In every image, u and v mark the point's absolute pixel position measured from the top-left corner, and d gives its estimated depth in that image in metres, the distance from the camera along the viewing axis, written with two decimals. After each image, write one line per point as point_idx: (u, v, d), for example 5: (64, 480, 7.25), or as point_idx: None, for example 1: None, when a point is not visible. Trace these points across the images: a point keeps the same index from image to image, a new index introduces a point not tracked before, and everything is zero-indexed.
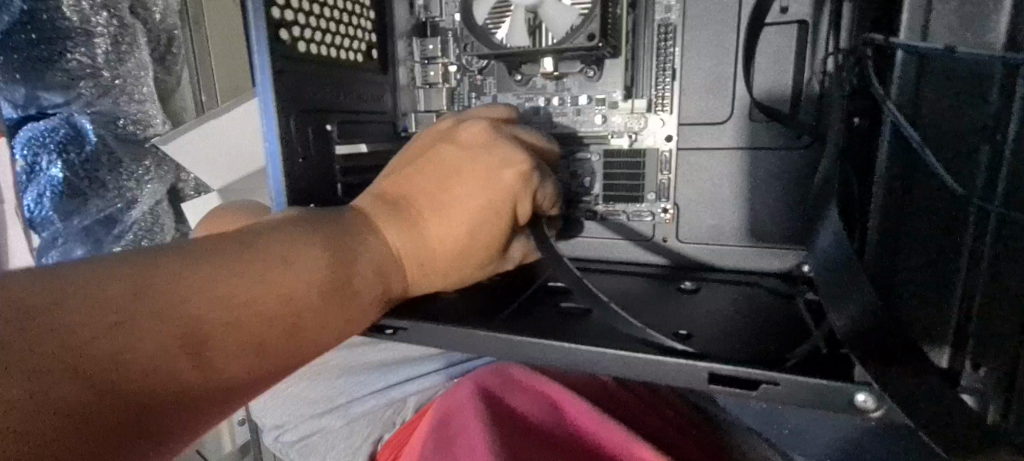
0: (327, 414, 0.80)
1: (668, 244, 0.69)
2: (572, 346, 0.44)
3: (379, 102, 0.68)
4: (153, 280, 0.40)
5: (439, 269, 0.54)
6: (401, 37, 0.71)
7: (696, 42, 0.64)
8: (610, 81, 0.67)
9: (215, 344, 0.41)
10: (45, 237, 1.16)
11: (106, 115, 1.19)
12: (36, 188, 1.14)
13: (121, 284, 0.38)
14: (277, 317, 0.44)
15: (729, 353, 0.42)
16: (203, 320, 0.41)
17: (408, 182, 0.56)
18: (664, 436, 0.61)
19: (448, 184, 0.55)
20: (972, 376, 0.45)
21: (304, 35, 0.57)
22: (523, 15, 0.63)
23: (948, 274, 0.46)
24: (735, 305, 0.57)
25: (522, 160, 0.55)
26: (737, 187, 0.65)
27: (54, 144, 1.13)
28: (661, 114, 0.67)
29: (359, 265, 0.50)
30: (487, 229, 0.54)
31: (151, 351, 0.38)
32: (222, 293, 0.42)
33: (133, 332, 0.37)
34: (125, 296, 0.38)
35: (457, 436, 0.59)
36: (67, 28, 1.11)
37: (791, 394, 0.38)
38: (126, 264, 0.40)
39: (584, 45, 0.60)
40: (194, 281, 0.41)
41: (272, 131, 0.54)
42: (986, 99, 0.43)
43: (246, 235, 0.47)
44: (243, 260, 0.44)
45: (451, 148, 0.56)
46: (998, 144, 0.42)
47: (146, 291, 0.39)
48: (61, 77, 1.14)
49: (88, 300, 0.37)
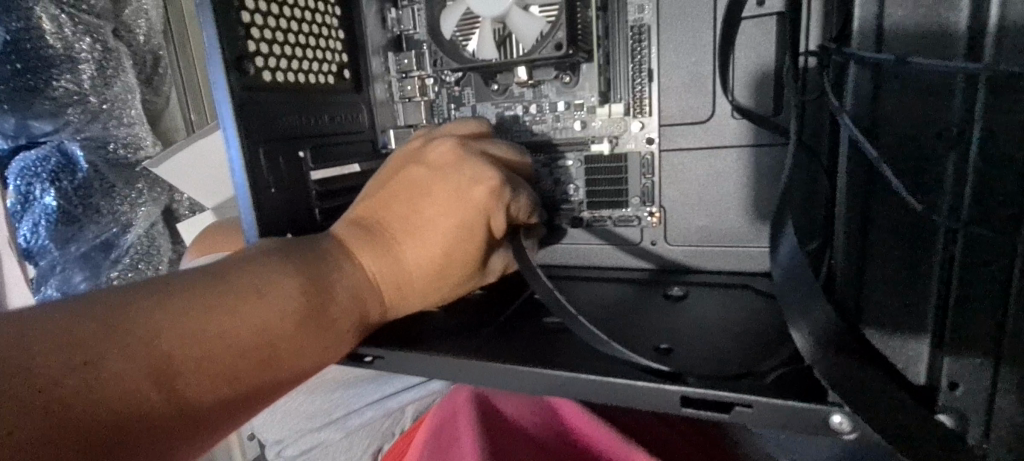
0: (324, 428, 0.77)
1: (656, 248, 0.68)
2: (547, 373, 0.45)
3: (356, 121, 0.68)
4: (120, 318, 0.39)
5: (417, 290, 0.54)
6: (376, 53, 0.70)
7: (671, 41, 0.62)
8: (585, 86, 0.66)
9: (190, 379, 0.40)
10: (44, 266, 1.18)
11: (95, 140, 1.20)
12: (31, 217, 1.16)
13: (92, 323, 0.38)
14: (251, 349, 0.43)
15: (705, 373, 0.43)
16: (172, 357, 0.40)
17: (382, 204, 0.55)
18: (656, 440, 0.60)
19: (422, 203, 0.54)
20: (948, 396, 0.39)
21: (269, 64, 0.57)
22: (490, 27, 0.63)
23: (920, 292, 0.40)
24: (723, 311, 0.56)
25: (493, 176, 0.54)
26: (722, 188, 0.64)
27: (46, 173, 1.16)
28: (640, 117, 0.66)
29: (336, 291, 0.49)
30: (463, 247, 0.54)
31: (123, 390, 0.37)
32: (195, 327, 0.41)
33: (104, 371, 0.37)
34: (97, 335, 0.38)
35: (453, 444, 0.59)
36: (52, 56, 1.13)
37: (763, 417, 0.39)
38: (100, 301, 0.40)
39: (554, 54, 0.60)
40: (166, 317, 0.41)
41: (238, 165, 0.53)
42: (951, 107, 0.36)
43: (222, 266, 0.46)
44: (214, 291, 0.43)
45: (423, 168, 0.56)
46: (964, 149, 0.36)
47: (117, 330, 0.39)
48: (48, 106, 1.15)
49: (59, 341, 0.37)
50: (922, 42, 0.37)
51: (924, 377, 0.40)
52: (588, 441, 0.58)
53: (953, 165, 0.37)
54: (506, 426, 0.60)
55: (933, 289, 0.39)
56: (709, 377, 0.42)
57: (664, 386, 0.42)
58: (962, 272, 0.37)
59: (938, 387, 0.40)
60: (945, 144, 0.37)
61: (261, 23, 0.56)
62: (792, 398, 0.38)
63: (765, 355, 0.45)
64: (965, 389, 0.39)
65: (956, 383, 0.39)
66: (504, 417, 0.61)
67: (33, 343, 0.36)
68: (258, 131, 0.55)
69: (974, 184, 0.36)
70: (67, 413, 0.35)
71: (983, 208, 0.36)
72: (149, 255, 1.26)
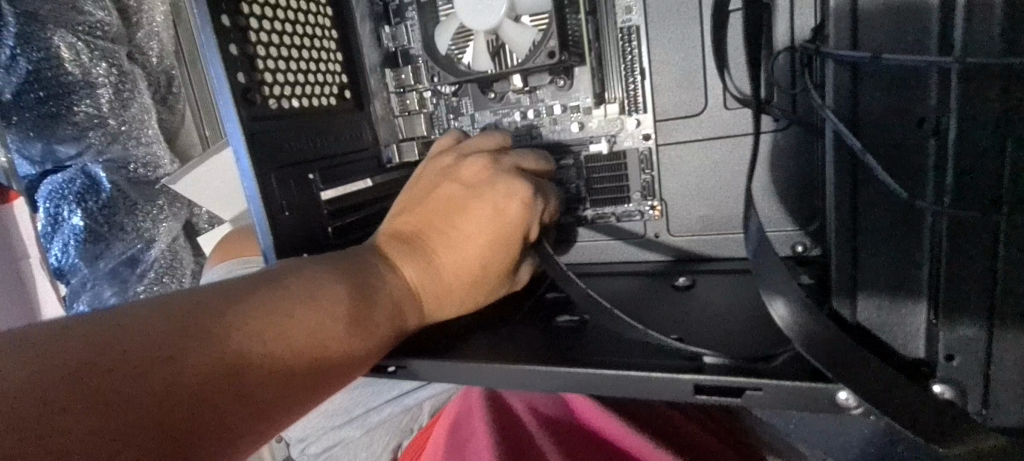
0: (346, 425, 0.81)
1: (661, 240, 0.69)
2: (569, 370, 0.47)
3: (359, 138, 0.70)
4: (169, 329, 0.40)
5: (455, 298, 0.56)
6: (373, 71, 0.73)
7: (661, 39, 0.64)
8: (580, 89, 0.68)
9: (252, 374, 0.42)
10: (75, 284, 1.25)
11: (118, 161, 1.26)
12: (61, 237, 1.22)
13: (165, 323, 0.40)
14: (304, 351, 0.45)
15: (728, 356, 0.45)
16: (236, 358, 0.41)
17: (419, 219, 0.58)
18: (671, 429, 0.62)
19: (458, 217, 0.57)
20: (946, 367, 0.41)
21: (274, 91, 0.59)
22: (484, 39, 0.65)
23: (911, 276, 0.42)
24: (727, 299, 0.57)
25: (525, 189, 0.57)
26: (723, 177, 0.65)
27: (73, 194, 1.22)
28: (636, 114, 0.67)
29: (380, 300, 0.51)
30: (501, 255, 0.57)
31: (196, 382, 0.39)
32: (256, 328, 0.43)
33: (180, 364, 0.38)
34: (172, 333, 0.39)
35: (468, 441, 0.60)
36: (71, 82, 1.20)
37: (774, 398, 0.42)
38: (167, 306, 0.41)
39: (546, 62, 0.62)
40: (231, 320, 0.42)
41: (254, 193, 0.56)
42: (928, 96, 0.39)
43: (272, 274, 0.48)
44: (267, 299, 0.45)
45: (454, 184, 0.59)
46: (945, 138, 0.38)
47: (189, 329, 0.40)
48: (71, 130, 1.22)
49: (139, 337, 0.38)
50: (899, 38, 0.39)
51: (923, 352, 0.43)
52: (599, 429, 0.61)
53: (934, 153, 0.39)
54: (519, 419, 0.63)
55: (924, 273, 0.41)
56: (725, 363, 0.44)
57: (679, 376, 0.44)
58: (952, 251, 0.39)
59: (935, 366, 0.42)
60: (924, 133, 0.39)
61: (265, 54, 0.59)
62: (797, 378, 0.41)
63: (764, 341, 0.47)
64: (961, 360, 0.41)
65: (954, 354, 0.41)
66: (519, 414, 0.64)
67: (85, 363, 0.36)
68: (268, 156, 0.57)
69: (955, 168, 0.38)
70: (136, 427, 0.35)
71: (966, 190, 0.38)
72: (173, 268, 1.31)
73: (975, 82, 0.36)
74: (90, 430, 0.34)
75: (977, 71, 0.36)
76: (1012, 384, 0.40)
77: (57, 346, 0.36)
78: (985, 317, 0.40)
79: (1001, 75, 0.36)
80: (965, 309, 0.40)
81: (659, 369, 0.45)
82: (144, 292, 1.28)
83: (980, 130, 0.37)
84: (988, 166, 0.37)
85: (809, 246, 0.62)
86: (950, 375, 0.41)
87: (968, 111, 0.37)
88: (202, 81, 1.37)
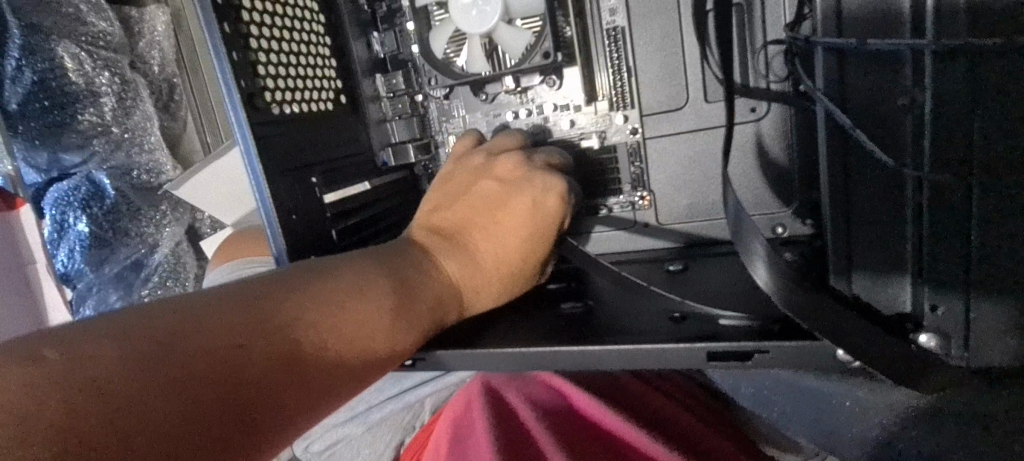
0: (348, 422, 0.82)
1: (649, 229, 0.71)
2: (587, 349, 0.48)
3: (355, 142, 0.71)
4: (224, 320, 0.40)
5: (492, 292, 0.57)
6: (365, 76, 0.74)
7: (643, 37, 0.66)
8: (571, 89, 0.69)
9: (304, 364, 0.42)
10: (81, 288, 1.28)
11: (121, 168, 1.29)
12: (66, 243, 1.26)
13: (222, 313, 0.41)
14: (352, 342, 0.45)
15: (739, 326, 0.48)
16: (289, 348, 0.42)
17: (456, 216, 0.59)
18: (663, 420, 0.63)
19: (494, 216, 0.59)
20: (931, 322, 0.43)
21: (276, 94, 0.61)
22: (479, 42, 0.67)
23: (897, 250, 0.44)
24: (715, 279, 0.59)
25: (558, 185, 0.59)
26: (712, 165, 0.67)
27: (78, 201, 1.25)
28: (624, 110, 0.68)
29: (423, 292, 0.51)
30: (538, 252, 0.59)
31: (252, 370, 0.39)
32: (308, 320, 0.44)
33: (238, 352, 0.39)
34: (229, 323, 0.40)
35: (468, 441, 0.61)
36: (75, 91, 1.23)
37: (780, 359, 0.44)
38: (221, 297, 0.42)
39: (541, 63, 0.65)
40: (284, 313, 0.43)
41: (262, 192, 0.58)
42: (904, 80, 0.41)
43: (320, 267, 0.49)
44: (317, 291, 0.46)
45: (491, 181, 0.60)
46: (920, 116, 0.41)
47: (245, 320, 0.41)
48: (76, 138, 1.25)
49: (199, 326, 0.39)
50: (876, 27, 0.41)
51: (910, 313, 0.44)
52: (596, 420, 0.62)
53: (911, 131, 0.41)
54: (518, 415, 0.64)
55: (908, 247, 0.43)
56: (746, 324, 0.48)
57: (693, 344, 0.46)
58: (934, 221, 0.42)
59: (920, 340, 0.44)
60: (903, 113, 0.41)
61: (266, 59, 0.61)
62: (803, 340, 0.43)
63: (751, 318, 0.48)
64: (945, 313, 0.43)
65: (937, 309, 0.43)
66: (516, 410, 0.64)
67: (139, 359, 0.35)
68: (270, 157, 0.59)
69: (932, 146, 0.40)
70: (191, 425, 0.35)
71: (943, 168, 0.40)
72: (177, 272, 1.33)
73: (946, 64, 0.39)
74: (157, 414, 0.34)
75: (942, 52, 0.39)
76: (991, 349, 0.42)
77: (120, 333, 0.36)
78: (961, 285, 0.42)
79: (970, 55, 0.38)
80: (947, 276, 0.42)
81: (672, 341, 0.47)
82: (150, 295, 1.31)
83: (952, 108, 0.39)
84: (957, 140, 0.40)
85: (788, 227, 0.64)
86: (936, 331, 0.43)
87: (942, 94, 0.39)
88: (200, 80, 1.35)
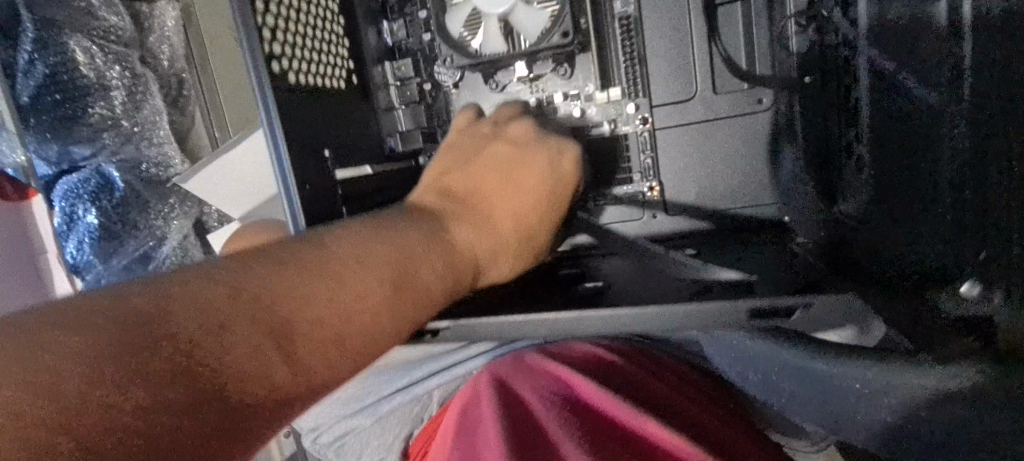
0: (357, 415, 0.84)
1: (657, 220, 0.74)
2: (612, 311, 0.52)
3: (368, 126, 0.72)
4: (205, 297, 0.36)
5: (508, 257, 0.56)
6: (375, 63, 0.74)
7: (652, 34, 0.71)
8: (582, 76, 0.71)
9: (299, 342, 0.38)
10: (89, 280, 1.28)
11: (131, 161, 1.30)
12: (75, 235, 1.27)
13: (204, 289, 0.36)
14: (354, 315, 0.42)
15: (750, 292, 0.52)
16: (282, 325, 0.38)
17: (469, 181, 0.59)
18: (677, 412, 0.62)
19: (505, 180, 0.59)
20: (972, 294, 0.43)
21: (291, 65, 0.60)
22: (496, 23, 0.67)
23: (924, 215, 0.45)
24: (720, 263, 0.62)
25: (573, 147, 0.63)
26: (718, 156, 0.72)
27: (87, 194, 1.27)
28: (636, 99, 0.71)
29: (432, 260, 0.48)
30: (552, 212, 0.60)
31: (240, 350, 0.35)
32: (303, 292, 0.40)
33: (223, 331, 0.35)
34: (211, 300, 0.36)
35: (475, 435, 0.61)
36: (87, 85, 1.24)
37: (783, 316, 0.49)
38: (204, 273, 0.38)
39: (559, 43, 0.66)
40: (274, 286, 0.39)
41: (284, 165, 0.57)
42: None
43: (317, 235, 0.45)
44: (313, 262, 0.42)
45: (504, 144, 0.62)
46: None
47: (230, 296, 0.37)
48: (87, 131, 1.26)
49: (178, 304, 0.35)
50: None
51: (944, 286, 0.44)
52: (604, 410, 0.62)
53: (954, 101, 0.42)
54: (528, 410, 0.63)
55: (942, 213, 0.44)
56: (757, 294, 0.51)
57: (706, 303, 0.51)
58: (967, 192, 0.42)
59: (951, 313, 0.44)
60: None
61: (280, 24, 0.59)
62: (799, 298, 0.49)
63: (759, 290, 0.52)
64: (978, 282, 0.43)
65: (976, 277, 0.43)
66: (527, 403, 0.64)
67: (108, 341, 0.31)
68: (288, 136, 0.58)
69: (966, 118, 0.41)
70: (169, 412, 0.31)
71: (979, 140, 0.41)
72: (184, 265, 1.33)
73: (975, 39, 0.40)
74: (129, 402, 0.30)
75: None
76: None
77: (89, 314, 0.32)
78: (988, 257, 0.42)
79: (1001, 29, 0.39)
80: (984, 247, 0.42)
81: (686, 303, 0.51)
82: None
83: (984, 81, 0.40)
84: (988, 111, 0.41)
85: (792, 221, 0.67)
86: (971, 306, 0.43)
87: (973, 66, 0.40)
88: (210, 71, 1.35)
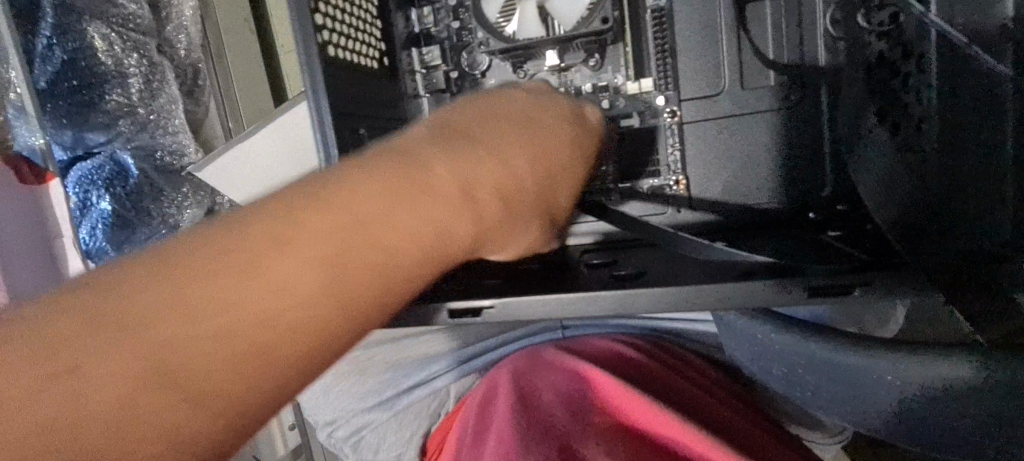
0: (373, 409, 0.83)
1: (680, 213, 0.73)
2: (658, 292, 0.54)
3: (395, 110, 0.72)
4: (146, 291, 0.27)
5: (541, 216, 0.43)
6: (401, 50, 0.75)
7: (685, 26, 0.71)
8: (612, 67, 0.72)
9: (278, 335, 0.28)
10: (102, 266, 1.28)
11: (145, 149, 1.31)
12: (88, 221, 1.26)
13: (143, 282, 0.27)
14: (352, 296, 0.30)
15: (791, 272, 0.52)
16: (250, 316, 0.28)
17: (463, 128, 0.41)
18: (701, 409, 0.61)
19: (531, 122, 0.44)
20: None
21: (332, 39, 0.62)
22: (533, 9, 0.68)
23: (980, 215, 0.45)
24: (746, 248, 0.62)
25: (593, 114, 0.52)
26: (748, 147, 0.71)
27: (101, 180, 1.27)
28: (667, 92, 0.72)
29: (436, 224, 0.34)
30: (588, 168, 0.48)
31: (203, 357, 0.27)
32: (266, 272, 0.29)
33: (178, 332, 0.27)
34: (156, 294, 0.27)
35: (490, 427, 0.61)
36: (104, 72, 1.25)
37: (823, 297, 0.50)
38: (142, 263, 0.28)
39: (598, 28, 0.66)
40: (226, 269, 0.28)
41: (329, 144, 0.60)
42: None
43: (257, 207, 0.31)
44: (273, 232, 0.30)
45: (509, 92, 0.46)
46: None
47: (174, 286, 0.27)
48: (102, 118, 1.27)
49: (114, 304, 0.26)
50: None
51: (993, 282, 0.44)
52: (624, 408, 0.60)
53: None
54: (546, 403, 0.63)
55: None
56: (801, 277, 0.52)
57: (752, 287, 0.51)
58: None
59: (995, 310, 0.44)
60: None
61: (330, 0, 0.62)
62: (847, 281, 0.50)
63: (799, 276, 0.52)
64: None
65: None
66: (545, 398, 0.64)
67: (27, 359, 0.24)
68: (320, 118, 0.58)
69: None
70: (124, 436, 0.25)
71: None
72: None
73: None
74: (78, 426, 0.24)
75: None
76: None
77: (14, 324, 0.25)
78: None
79: None
80: None
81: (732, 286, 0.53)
82: None
83: None
84: None
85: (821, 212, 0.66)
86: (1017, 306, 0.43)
87: None
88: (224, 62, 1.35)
